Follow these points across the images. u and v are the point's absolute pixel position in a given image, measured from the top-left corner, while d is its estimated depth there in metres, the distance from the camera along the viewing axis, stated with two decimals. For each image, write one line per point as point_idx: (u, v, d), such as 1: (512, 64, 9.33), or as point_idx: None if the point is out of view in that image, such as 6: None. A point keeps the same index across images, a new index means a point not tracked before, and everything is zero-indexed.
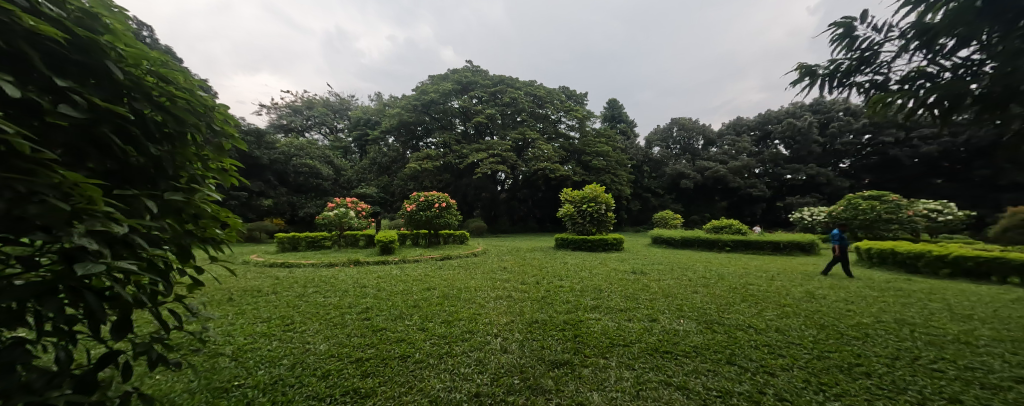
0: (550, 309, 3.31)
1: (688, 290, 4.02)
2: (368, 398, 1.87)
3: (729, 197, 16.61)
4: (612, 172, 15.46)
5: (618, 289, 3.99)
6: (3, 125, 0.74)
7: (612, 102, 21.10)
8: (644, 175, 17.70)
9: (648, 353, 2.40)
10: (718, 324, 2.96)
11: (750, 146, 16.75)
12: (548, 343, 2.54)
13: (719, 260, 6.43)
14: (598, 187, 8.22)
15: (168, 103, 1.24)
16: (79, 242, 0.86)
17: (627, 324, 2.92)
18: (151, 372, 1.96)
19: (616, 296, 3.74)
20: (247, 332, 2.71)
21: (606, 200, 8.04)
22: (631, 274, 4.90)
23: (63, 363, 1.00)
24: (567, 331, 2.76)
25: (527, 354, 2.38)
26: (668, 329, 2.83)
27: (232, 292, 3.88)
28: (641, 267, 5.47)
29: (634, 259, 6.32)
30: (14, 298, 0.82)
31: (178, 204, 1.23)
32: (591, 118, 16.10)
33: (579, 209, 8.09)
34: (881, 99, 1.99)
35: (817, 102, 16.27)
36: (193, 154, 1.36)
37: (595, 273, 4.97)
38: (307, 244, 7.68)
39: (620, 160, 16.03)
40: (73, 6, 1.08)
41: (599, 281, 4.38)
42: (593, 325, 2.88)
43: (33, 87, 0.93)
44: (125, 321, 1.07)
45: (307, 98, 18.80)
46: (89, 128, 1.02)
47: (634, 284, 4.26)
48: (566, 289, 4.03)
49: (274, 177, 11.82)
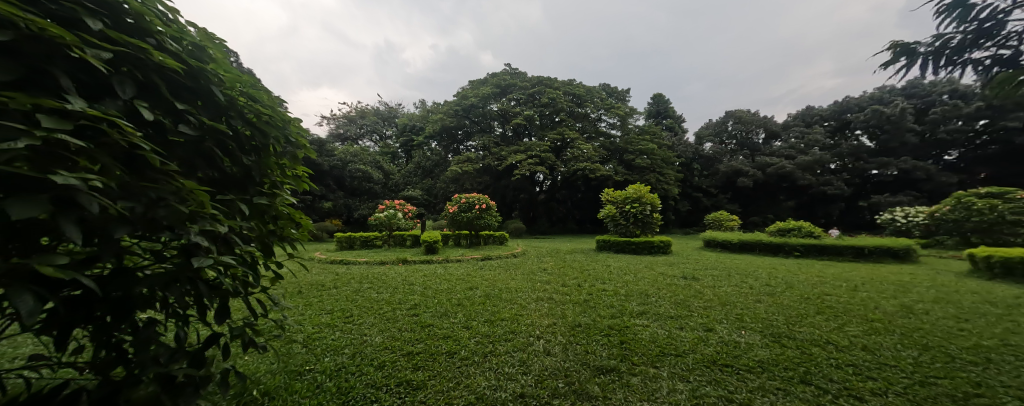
0: (593, 312, 3.27)
1: (750, 299, 3.76)
2: (419, 389, 1.99)
3: (797, 196, 15.19)
4: (658, 170, 14.83)
5: (666, 295, 3.84)
6: (144, 143, 0.91)
7: (657, 97, 20.14)
8: (695, 174, 16.75)
9: (705, 365, 2.29)
10: (789, 338, 2.73)
11: (823, 138, 15.19)
12: (592, 347, 2.52)
13: (784, 267, 5.89)
14: (642, 187, 7.91)
15: (256, 120, 1.44)
16: (195, 239, 1.03)
17: (681, 332, 2.81)
18: (242, 354, 2.24)
19: (665, 302, 3.60)
20: (314, 322, 3.00)
21: (651, 200, 7.75)
22: (681, 279, 4.68)
23: (181, 342, 1.17)
24: (613, 337, 2.71)
25: (571, 358, 2.38)
26: (728, 340, 2.67)
27: (301, 285, 4.31)
28: (691, 272, 5.19)
29: (685, 264, 6.00)
30: (150, 285, 0.99)
31: (264, 207, 1.43)
32: (634, 115, 15.59)
33: (622, 210, 7.89)
34: (1009, 78, 1.74)
35: (913, 85, 14.54)
36: (275, 163, 1.56)
37: (641, 277, 4.80)
38: (361, 243, 8.21)
39: (668, 158, 15.32)
40: (188, 42, 1.27)
41: (645, 286, 4.24)
42: (641, 332, 2.80)
43: (160, 110, 1.10)
44: (225, 309, 1.24)
45: (359, 108, 20.15)
46: (198, 144, 1.20)
47: (685, 290, 4.07)
48: (609, 293, 3.93)
49: (333, 181, 12.78)
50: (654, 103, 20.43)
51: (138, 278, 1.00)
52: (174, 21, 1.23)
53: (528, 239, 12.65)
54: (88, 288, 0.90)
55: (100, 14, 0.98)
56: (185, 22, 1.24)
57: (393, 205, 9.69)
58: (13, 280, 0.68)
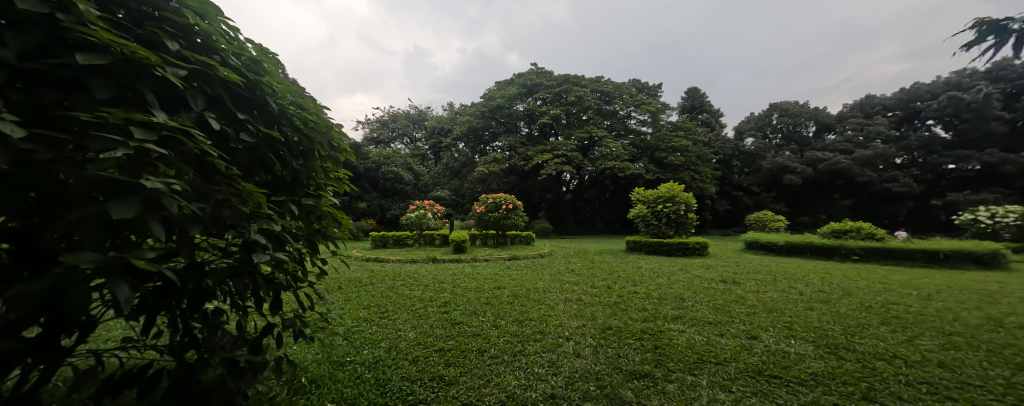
0: (625, 315, 3.22)
1: (800, 306, 3.54)
2: (452, 385, 2.05)
3: (854, 195, 14.07)
4: (693, 168, 14.26)
5: (703, 300, 3.70)
6: (213, 150, 1.01)
7: (691, 92, 19.37)
8: (734, 172, 15.96)
9: (749, 375, 2.20)
10: (847, 350, 2.55)
11: (886, 129, 14.04)
12: (624, 351, 2.49)
13: (836, 272, 5.48)
14: (676, 185, 7.65)
15: (304, 127, 1.54)
16: (254, 238, 1.12)
17: (722, 339, 2.70)
18: (290, 344, 2.40)
19: (702, 307, 3.47)
20: (353, 316, 3.16)
21: (685, 199, 7.49)
22: (720, 283, 4.49)
23: (242, 331, 1.27)
24: (647, 341, 2.65)
25: (603, 361, 2.36)
26: (775, 350, 2.54)
27: (340, 281, 4.55)
28: (731, 276, 4.96)
29: (725, 267, 5.74)
30: (217, 277, 1.10)
31: (310, 207, 1.54)
32: (667, 111, 15.11)
33: (653, 210, 7.66)
34: None
35: (1000, 67, 13.03)
36: (319, 167, 1.66)
37: (676, 280, 4.66)
38: (394, 242, 8.49)
39: (703, 155, 14.70)
40: (246, 57, 1.38)
41: (679, 290, 4.12)
42: (678, 337, 2.72)
43: (224, 120, 1.21)
44: (278, 300, 1.33)
45: (391, 112, 20.87)
46: (256, 150, 1.31)
47: (724, 295, 3.90)
48: (641, 296, 3.86)
49: (367, 183, 13.28)
50: (688, 98, 19.65)
51: (206, 271, 1.10)
52: (235, 38, 1.33)
53: (555, 239, 12.57)
54: (167, 278, 1.01)
55: (176, 36, 1.09)
56: (245, 38, 1.35)
57: (423, 205, 9.94)
58: (114, 270, 0.78)
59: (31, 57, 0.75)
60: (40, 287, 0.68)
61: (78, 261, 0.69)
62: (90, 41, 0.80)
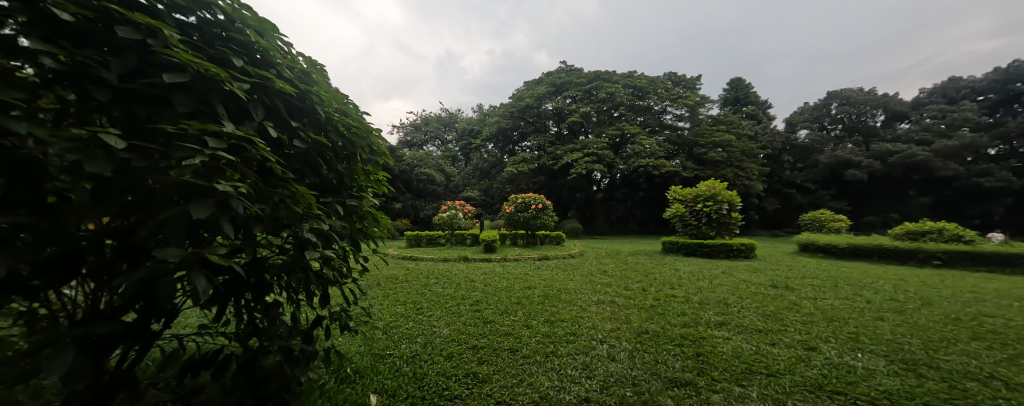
0: (663, 319, 3.13)
1: (867, 316, 3.26)
2: (485, 382, 2.10)
3: (934, 192, 12.59)
4: (736, 165, 13.52)
5: (749, 305, 3.52)
6: (271, 157, 1.10)
7: (733, 83, 18.39)
8: (784, 168, 14.98)
9: (808, 390, 2.05)
10: (929, 367, 2.30)
11: (976, 115, 12.54)
12: (664, 358, 2.42)
13: (912, 278, 4.97)
14: (717, 183, 7.31)
15: (348, 133, 1.64)
16: (307, 237, 1.21)
17: (773, 348, 2.56)
18: (336, 336, 2.56)
19: (750, 313, 3.30)
20: (392, 312, 3.31)
21: (727, 197, 7.13)
22: (770, 288, 4.24)
23: (296, 322, 1.37)
24: (688, 348, 2.57)
25: (640, 366, 2.31)
26: (839, 363, 2.35)
27: (379, 278, 4.76)
28: (779, 280, 4.67)
29: (776, 271, 5.39)
30: (276, 272, 1.19)
31: (354, 208, 1.64)
32: (706, 105, 14.49)
33: (692, 209, 7.37)
34: None
35: None
36: (361, 170, 1.76)
37: (720, 283, 4.46)
38: (427, 241, 8.73)
39: (748, 150, 13.94)
40: (298, 69, 1.48)
41: (723, 294, 3.94)
42: (723, 346, 2.60)
43: (280, 128, 1.32)
44: (326, 295, 1.43)
45: (423, 115, 21.45)
46: (306, 154, 1.41)
47: (776, 301, 3.68)
48: (680, 300, 3.73)
49: (402, 184, 13.68)
50: (731, 89, 18.58)
51: (265, 266, 1.19)
52: (288, 53, 1.44)
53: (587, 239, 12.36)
54: (234, 272, 1.11)
55: (240, 54, 1.20)
56: (296, 53, 1.45)
57: (454, 205, 10.13)
58: (192, 264, 0.87)
59: (127, 77, 0.86)
60: (137, 278, 0.78)
61: (167, 255, 0.78)
62: (172, 62, 0.90)
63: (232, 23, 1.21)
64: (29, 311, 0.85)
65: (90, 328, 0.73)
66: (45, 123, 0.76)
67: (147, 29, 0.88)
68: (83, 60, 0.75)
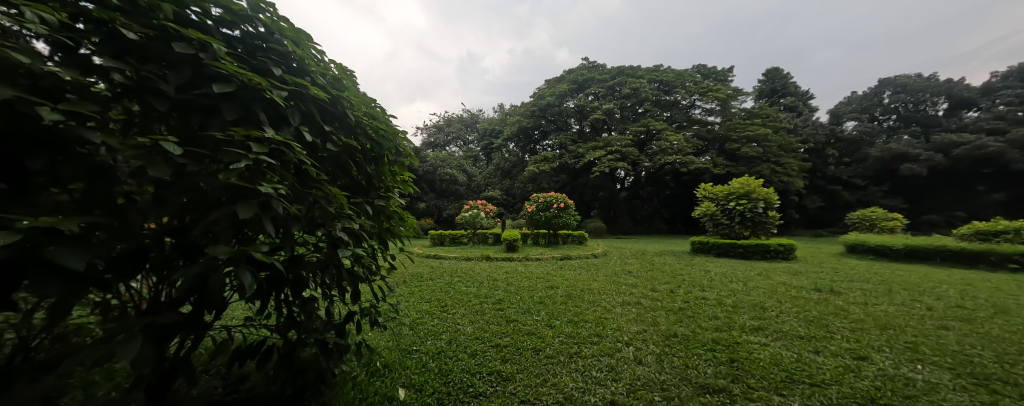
0: (692, 323, 3.05)
1: (926, 325, 3.03)
2: (510, 381, 2.12)
3: (1007, 187, 11.54)
4: (773, 160, 12.93)
5: (787, 310, 3.36)
6: (306, 160, 1.16)
7: (770, 72, 17.56)
8: (828, 163, 14.19)
9: (856, 402, 1.92)
10: (1000, 382, 2.10)
11: None
12: (694, 363, 2.35)
13: (982, 284, 4.57)
14: (752, 180, 7.03)
15: (376, 136, 1.69)
16: (339, 236, 1.28)
17: (815, 356, 2.43)
18: (366, 331, 2.66)
19: (790, 318, 3.14)
20: (417, 309, 3.40)
21: (764, 195, 6.83)
22: (813, 292, 4.03)
23: (331, 316, 1.44)
24: (721, 353, 2.48)
25: (668, 370, 2.26)
26: (895, 375, 2.18)
27: (404, 275, 4.90)
28: (821, 283, 4.43)
29: (819, 273, 5.11)
30: (312, 268, 1.26)
31: (382, 208, 1.70)
32: (738, 98, 13.92)
33: (724, 207, 7.13)
34: None
35: None
36: (388, 172, 1.81)
37: (755, 286, 4.28)
38: (450, 240, 8.87)
39: (786, 145, 13.27)
40: (330, 76, 1.55)
41: (758, 297, 3.79)
42: (760, 352, 2.50)
43: (314, 133, 1.39)
44: (357, 291, 1.49)
45: (445, 117, 21.76)
46: (337, 157, 1.47)
47: (820, 306, 3.49)
48: (711, 302, 3.61)
49: (425, 185, 13.93)
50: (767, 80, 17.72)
51: (303, 263, 1.26)
52: (322, 60, 1.51)
53: (611, 238, 12.14)
54: (275, 269, 1.18)
55: (279, 63, 1.27)
56: (329, 60, 1.52)
57: (476, 205, 10.18)
58: (240, 261, 0.94)
59: (182, 88, 0.93)
60: (193, 273, 0.85)
61: (218, 253, 0.85)
62: (221, 73, 0.96)
63: (271, 34, 1.28)
64: (101, 300, 0.95)
65: (154, 318, 0.81)
66: (115, 132, 0.84)
67: (200, 44, 0.95)
68: (146, 75, 0.83)
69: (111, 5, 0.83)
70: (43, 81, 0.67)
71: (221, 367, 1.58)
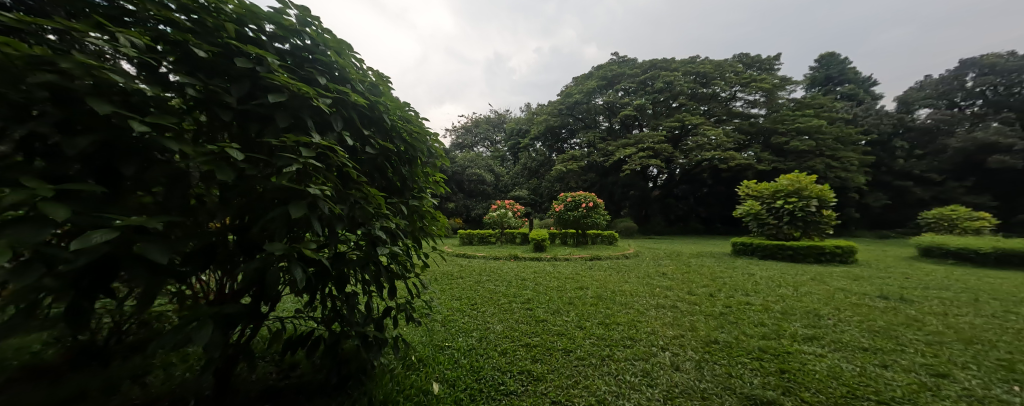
0: (734, 329, 2.92)
1: (1017, 340, 2.71)
2: (540, 381, 2.13)
3: None
4: (832, 154, 12.12)
5: (846, 319, 3.12)
6: (348, 163, 1.22)
7: (828, 57, 16.57)
8: (896, 157, 13.06)
9: None
10: None
11: None
12: (738, 372, 2.23)
13: None
14: (803, 176, 6.58)
15: (410, 138, 1.75)
16: (378, 236, 1.34)
17: (880, 369, 2.23)
18: (400, 326, 2.77)
19: (853, 329, 2.91)
20: (448, 306, 3.49)
21: (818, 193, 6.36)
22: (878, 300, 3.73)
23: (371, 310, 1.52)
24: (769, 363, 2.34)
25: (709, 379, 2.17)
26: (982, 396, 1.95)
27: (436, 273, 5.04)
28: (887, 291, 4.09)
29: (885, 279, 4.69)
30: (354, 265, 1.33)
31: (416, 208, 1.77)
32: (785, 88, 13.14)
33: (769, 206, 6.79)
34: None
35: None
36: (421, 173, 1.88)
37: (808, 292, 4.03)
38: (479, 239, 9.02)
39: (844, 137, 12.40)
40: (368, 82, 1.63)
41: (811, 304, 3.57)
42: (815, 363, 2.32)
43: (355, 137, 1.47)
44: (394, 287, 1.55)
45: (473, 118, 22.06)
46: (375, 159, 1.54)
47: (886, 315, 3.22)
48: (755, 308, 3.44)
49: (454, 185, 14.18)
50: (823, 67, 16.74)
51: (346, 260, 1.34)
52: (360, 68, 1.59)
53: (643, 239, 11.84)
54: (321, 265, 1.26)
55: (323, 73, 1.36)
56: (368, 68, 1.59)
57: (503, 204, 10.19)
58: (291, 257, 1.02)
59: (243, 100, 1.03)
60: (253, 267, 0.94)
61: (274, 249, 0.92)
62: (275, 84, 1.05)
63: (317, 46, 1.37)
64: (175, 291, 1.07)
65: (221, 308, 0.89)
66: (189, 140, 0.95)
67: (257, 58, 1.04)
68: (213, 89, 0.92)
69: (184, 27, 0.93)
70: (133, 97, 0.77)
71: (276, 355, 1.72)
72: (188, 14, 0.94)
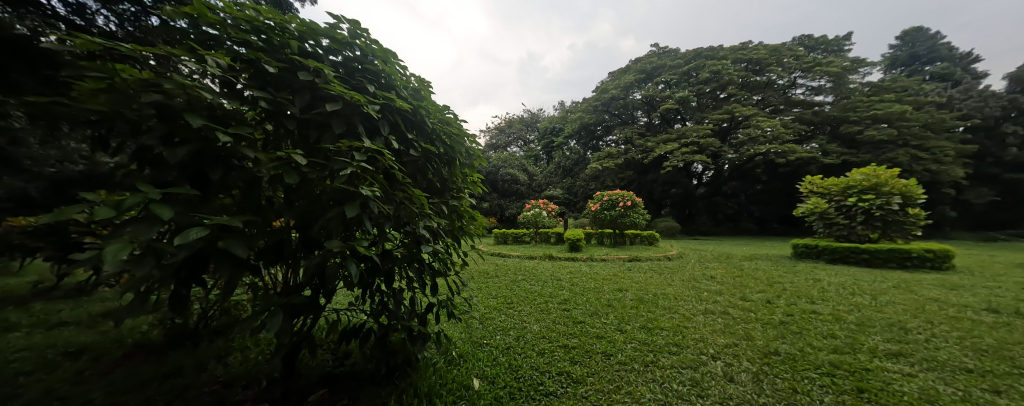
0: (797, 340, 2.72)
1: None
2: (580, 383, 2.12)
3: None
4: (915, 142, 10.84)
5: (940, 335, 2.78)
6: (394, 164, 1.29)
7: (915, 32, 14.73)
8: (1006, 145, 11.38)
9: None
10: None
11: None
12: (806, 388, 2.07)
13: None
14: (882, 170, 5.95)
15: (450, 139, 1.80)
16: (421, 235, 1.40)
17: (988, 395, 1.97)
18: (441, 322, 2.87)
19: (953, 347, 2.58)
20: (486, 304, 3.56)
21: (902, 189, 5.81)
22: (987, 314, 3.27)
23: (416, 305, 1.59)
24: (843, 380, 2.16)
25: (770, 393, 2.04)
26: None
27: (473, 272, 5.15)
28: (996, 303, 3.58)
29: (990, 289, 4.12)
30: (400, 262, 1.40)
31: (456, 208, 1.82)
32: (857, 71, 12.06)
33: (838, 203, 6.27)
34: None
35: None
36: (460, 174, 1.92)
37: (890, 302, 3.65)
38: (513, 239, 9.09)
39: (934, 123, 11.04)
40: (410, 87, 1.70)
41: (896, 316, 3.21)
42: (901, 383, 2.10)
43: (399, 140, 1.55)
44: (435, 285, 1.61)
45: (507, 118, 22.17)
46: (417, 161, 1.61)
47: (996, 332, 2.82)
48: (823, 317, 3.19)
49: (488, 185, 14.31)
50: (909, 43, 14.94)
51: (393, 257, 1.41)
52: (404, 74, 1.67)
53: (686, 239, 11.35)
54: (371, 262, 1.35)
55: (372, 81, 1.45)
56: (411, 74, 1.66)
57: (537, 203, 10.15)
58: (346, 254, 1.10)
59: (304, 110, 1.13)
60: (314, 262, 1.03)
61: (331, 246, 1.00)
62: (331, 93, 1.13)
63: (365, 56, 1.45)
64: (250, 283, 1.21)
65: (288, 299, 0.99)
66: (261, 148, 1.07)
67: (316, 71, 1.12)
68: (281, 101, 1.03)
69: (256, 46, 1.04)
70: (218, 111, 0.89)
71: (332, 343, 1.86)
72: (259, 35, 1.05)
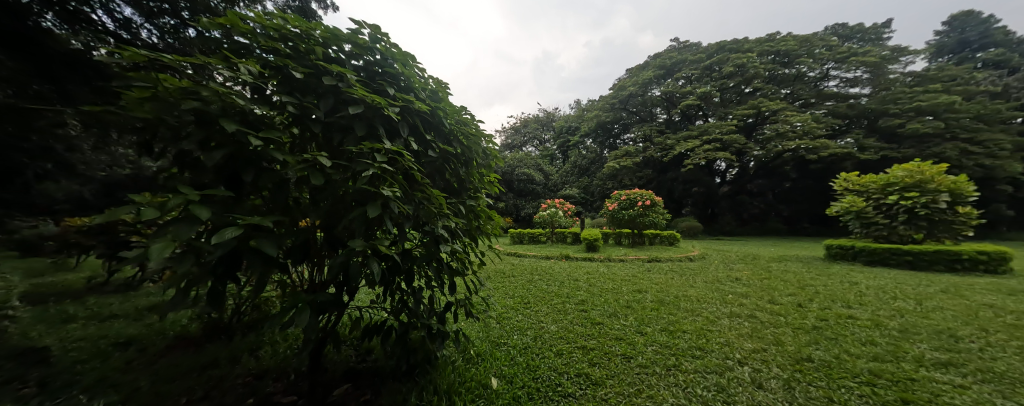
0: (830, 346, 2.61)
1: None
2: (599, 385, 2.11)
3: None
4: (962, 134, 10.20)
5: (1000, 345, 2.59)
6: (413, 165, 1.32)
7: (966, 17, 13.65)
8: None
9: None
10: None
11: None
12: (843, 398, 1.99)
13: None
14: (927, 166, 5.60)
15: (467, 140, 1.82)
16: (439, 234, 1.42)
17: None
18: (458, 321, 2.89)
19: (1015, 358, 2.40)
20: (502, 304, 3.57)
21: (951, 186, 5.43)
22: None
23: (435, 304, 1.62)
24: (884, 390, 2.06)
25: (803, 401, 1.97)
26: None
27: (489, 271, 5.18)
28: None
29: None
30: (419, 261, 1.43)
31: (473, 208, 1.84)
32: (897, 60, 11.49)
33: (876, 202, 5.98)
34: None
35: None
36: (477, 174, 1.94)
37: (937, 307, 3.45)
38: (529, 238, 9.09)
39: (987, 113, 10.41)
40: (428, 89, 1.73)
41: (944, 323, 3.02)
42: (951, 395, 1.99)
43: (418, 142, 1.58)
44: (454, 284, 1.63)
45: (522, 117, 22.18)
46: (435, 162, 1.64)
47: None
48: (859, 323, 3.06)
49: (504, 185, 14.33)
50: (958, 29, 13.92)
51: (413, 257, 1.45)
52: (422, 76, 1.70)
53: (708, 239, 11.07)
54: (392, 261, 1.38)
55: (392, 84, 1.49)
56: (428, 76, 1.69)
57: (553, 203, 10.10)
58: (368, 253, 1.14)
59: (329, 113, 1.17)
60: (338, 261, 1.07)
61: (354, 245, 1.04)
62: (354, 97, 1.17)
63: (386, 59, 1.49)
64: (278, 280, 1.27)
65: (314, 296, 1.03)
66: (289, 150, 1.12)
67: (339, 75, 1.17)
68: (307, 105, 1.07)
69: (284, 53, 1.09)
70: (250, 116, 0.94)
71: (355, 340, 1.92)
72: (287, 42, 1.10)
